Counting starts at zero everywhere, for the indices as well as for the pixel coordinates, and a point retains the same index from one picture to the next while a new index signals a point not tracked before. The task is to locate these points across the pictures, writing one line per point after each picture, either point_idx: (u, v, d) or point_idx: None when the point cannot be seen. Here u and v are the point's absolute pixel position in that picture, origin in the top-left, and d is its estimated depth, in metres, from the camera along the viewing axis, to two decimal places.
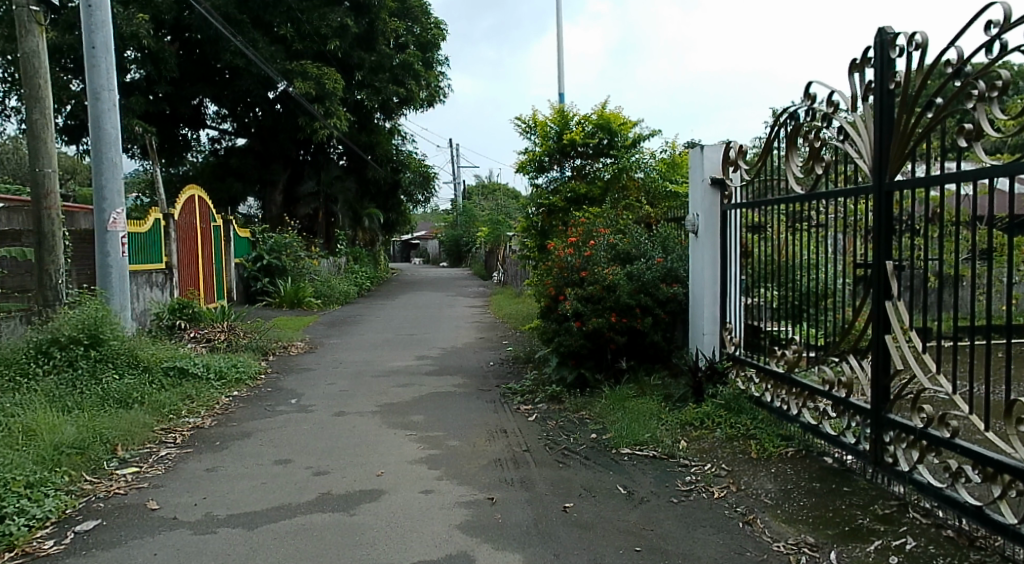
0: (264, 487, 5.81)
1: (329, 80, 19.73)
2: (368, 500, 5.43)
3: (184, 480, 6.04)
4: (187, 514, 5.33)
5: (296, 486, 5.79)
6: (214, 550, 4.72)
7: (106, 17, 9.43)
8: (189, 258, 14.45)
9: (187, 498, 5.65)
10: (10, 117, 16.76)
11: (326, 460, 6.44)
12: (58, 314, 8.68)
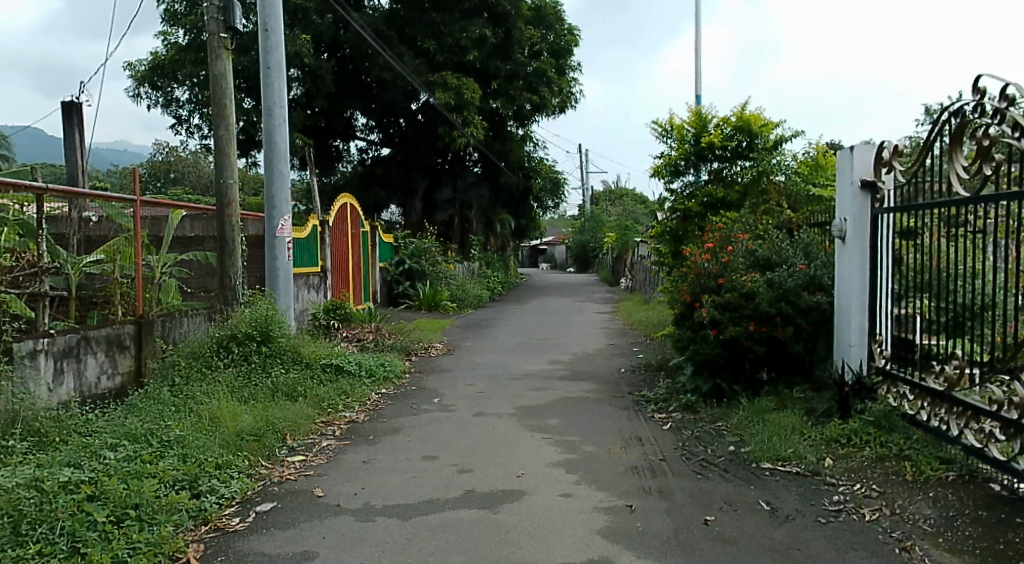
0: (416, 481, 6.22)
1: (468, 91, 20.44)
2: (511, 500, 5.72)
3: (344, 470, 6.54)
4: (349, 502, 5.80)
5: (443, 482, 6.16)
6: (374, 538, 5.11)
7: (280, 40, 10.22)
8: (340, 261, 15.38)
9: (348, 488, 6.12)
10: (194, 134, 18.40)
11: (469, 458, 6.80)
12: (236, 313, 9.53)
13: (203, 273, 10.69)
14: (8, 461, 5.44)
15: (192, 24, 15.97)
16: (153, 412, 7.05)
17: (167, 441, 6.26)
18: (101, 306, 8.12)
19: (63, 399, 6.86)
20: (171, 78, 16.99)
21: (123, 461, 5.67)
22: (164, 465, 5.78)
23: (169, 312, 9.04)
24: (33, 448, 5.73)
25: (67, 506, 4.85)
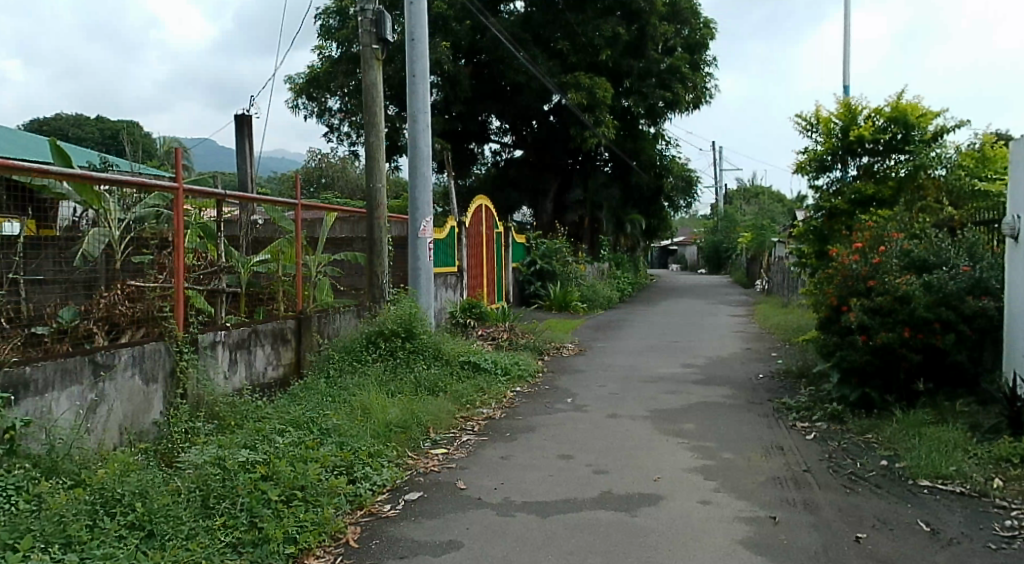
0: (552, 480, 5.77)
1: (600, 89, 20.36)
2: (649, 504, 5.26)
3: (483, 464, 6.19)
4: (491, 495, 5.40)
5: (579, 482, 5.70)
6: (514, 533, 4.69)
7: (426, 48, 10.50)
8: (475, 262, 15.80)
9: (487, 482, 5.73)
10: (344, 141, 19.41)
11: (605, 459, 6.33)
12: (383, 310, 9.85)
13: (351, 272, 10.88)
14: (189, 444, 5.37)
15: (345, 38, 16.93)
16: (313, 403, 7.18)
17: (324, 430, 6.06)
18: (266, 302, 8.39)
19: (236, 387, 7.23)
20: (324, 89, 18.04)
21: (291, 445, 5.50)
22: (323, 451, 5.55)
23: (324, 308, 9.43)
24: (213, 430, 5.71)
25: (244, 483, 4.58)
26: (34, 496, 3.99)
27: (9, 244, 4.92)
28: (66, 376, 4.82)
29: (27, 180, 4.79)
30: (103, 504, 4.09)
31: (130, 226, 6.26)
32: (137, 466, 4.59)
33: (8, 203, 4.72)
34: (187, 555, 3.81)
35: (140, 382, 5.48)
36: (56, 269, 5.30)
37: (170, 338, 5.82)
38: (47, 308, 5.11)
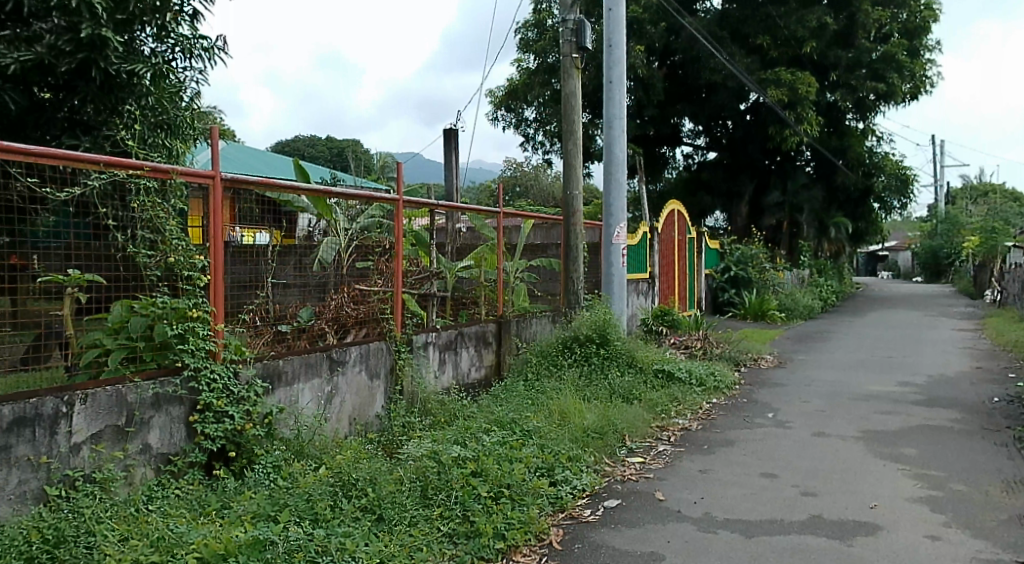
0: (756, 498, 5.52)
1: (802, 85, 19.39)
2: (865, 534, 4.91)
3: (682, 477, 5.95)
4: (691, 509, 5.23)
5: (785, 503, 5.43)
6: (718, 550, 4.55)
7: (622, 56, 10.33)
8: (668, 268, 15.63)
9: (687, 495, 5.55)
10: (538, 150, 19.93)
11: (814, 481, 5.99)
12: (578, 316, 9.62)
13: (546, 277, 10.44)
14: (408, 436, 5.76)
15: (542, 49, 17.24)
16: (514, 404, 7.11)
17: (526, 431, 6.03)
18: (470, 307, 8.54)
19: (445, 386, 7.61)
20: (521, 99, 18.58)
21: (496, 444, 5.58)
22: (526, 451, 5.58)
23: (520, 314, 9.33)
24: (427, 425, 6.08)
25: (456, 477, 4.82)
26: (289, 475, 4.59)
27: (260, 252, 5.31)
28: (308, 370, 5.40)
29: (276, 195, 5.40)
30: (342, 487, 4.53)
31: (353, 234, 6.41)
32: (367, 455, 5.03)
33: (258, 213, 5.23)
34: (410, 540, 4.11)
35: (366, 377, 5.98)
36: (297, 274, 5.71)
37: (390, 337, 6.33)
38: (289, 308, 5.57)
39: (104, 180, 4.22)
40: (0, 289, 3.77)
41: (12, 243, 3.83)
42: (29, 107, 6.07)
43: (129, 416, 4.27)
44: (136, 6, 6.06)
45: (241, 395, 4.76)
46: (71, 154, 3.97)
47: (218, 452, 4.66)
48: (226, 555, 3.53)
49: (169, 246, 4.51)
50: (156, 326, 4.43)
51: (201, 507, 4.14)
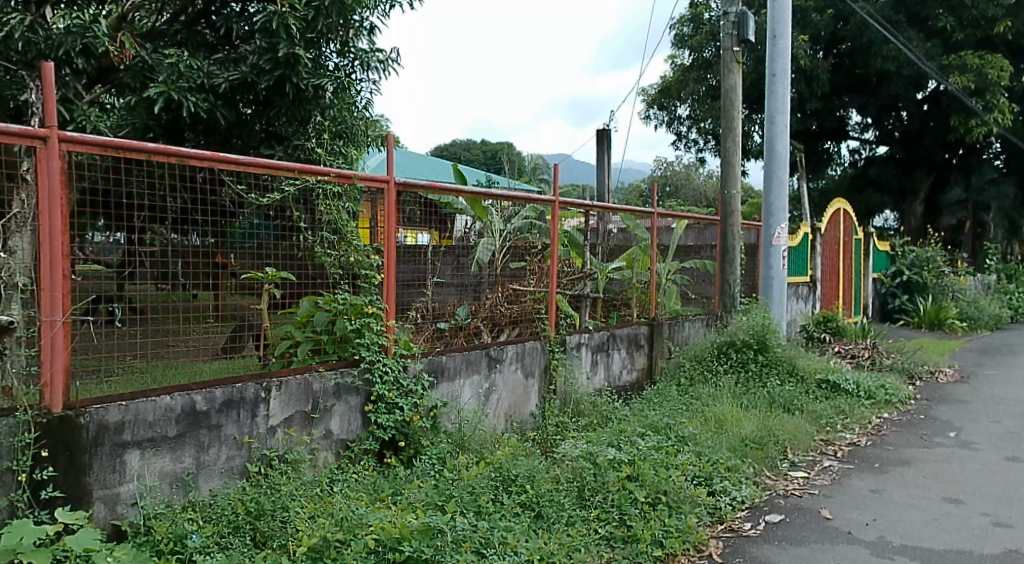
0: (939, 525, 5.11)
1: (992, 69, 17.92)
2: None
3: (852, 496, 5.65)
4: (863, 532, 4.94)
5: (974, 533, 4.99)
6: None
7: (788, 44, 9.28)
8: (831, 272, 14.92)
9: (858, 515, 5.25)
10: (691, 148, 19.53)
11: (1007, 510, 5.47)
12: (734, 320, 9.27)
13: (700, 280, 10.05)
14: (562, 436, 5.83)
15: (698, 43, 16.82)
16: (668, 410, 7.02)
17: (681, 437, 5.91)
18: (620, 308, 8.32)
19: (598, 387, 7.66)
20: (675, 96, 18.35)
21: (651, 449, 5.51)
22: (682, 458, 5.47)
23: (673, 317, 9.12)
24: (581, 426, 6.10)
25: (613, 480, 4.85)
26: (454, 467, 4.78)
27: (421, 252, 5.49)
28: (468, 366, 5.63)
29: (434, 198, 5.57)
30: (502, 481, 4.69)
31: (507, 234, 6.42)
32: (525, 453, 5.14)
33: (420, 216, 5.44)
34: (569, 540, 4.20)
35: (521, 376, 6.13)
36: (454, 274, 5.82)
37: (544, 337, 6.43)
38: (448, 306, 5.75)
39: (298, 186, 4.58)
40: (204, 285, 4.22)
41: (217, 243, 4.28)
42: (234, 122, 6.70)
43: (315, 403, 4.63)
44: (324, 24, 6.48)
45: (410, 388, 5.02)
46: (270, 162, 4.39)
47: (389, 442, 4.96)
48: (401, 539, 3.76)
49: (348, 245, 4.83)
50: (337, 321, 4.78)
51: (376, 491, 4.44)
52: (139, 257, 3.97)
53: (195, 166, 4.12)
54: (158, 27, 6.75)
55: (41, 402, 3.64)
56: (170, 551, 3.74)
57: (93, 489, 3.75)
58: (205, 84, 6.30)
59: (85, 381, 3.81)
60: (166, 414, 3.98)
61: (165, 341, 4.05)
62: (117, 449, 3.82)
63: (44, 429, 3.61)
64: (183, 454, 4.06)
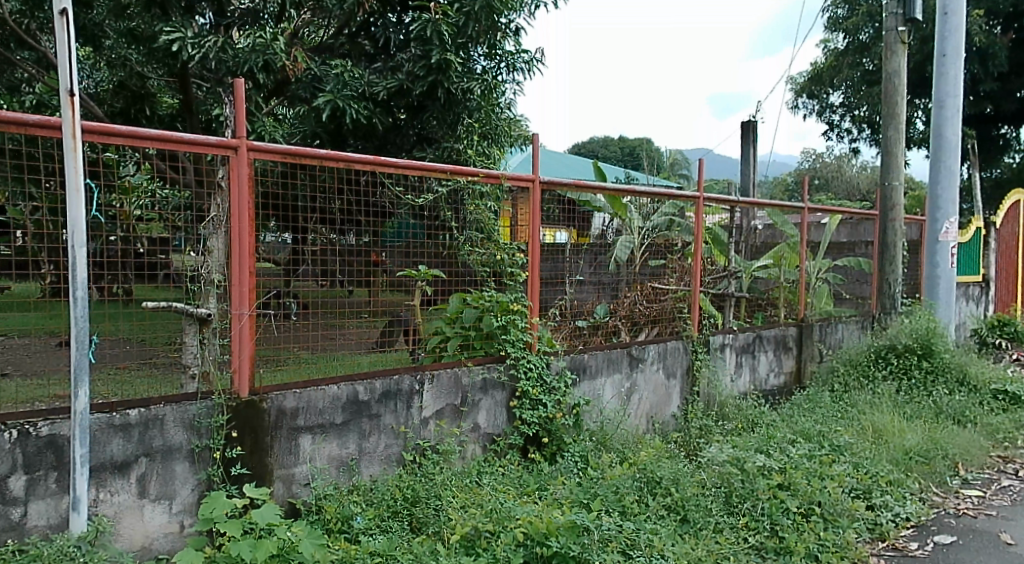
0: None
1: None
2: None
3: None
4: None
5: None
6: None
7: (962, 21, 8.36)
8: (1005, 270, 13.74)
9: None
10: (844, 138, 18.55)
11: None
12: (894, 323, 8.70)
13: (855, 278, 9.48)
14: (706, 440, 5.70)
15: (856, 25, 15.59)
16: (820, 416, 6.72)
17: (836, 445, 5.59)
18: (766, 308, 8.03)
19: (743, 390, 7.46)
20: (827, 84, 17.38)
21: (805, 457, 5.25)
22: (839, 468, 5.16)
23: (825, 318, 8.67)
24: (727, 431, 5.93)
25: (763, 488, 4.66)
26: (597, 465, 4.81)
27: (559, 250, 5.53)
28: (610, 365, 5.62)
29: (571, 194, 5.53)
30: (647, 483, 4.65)
31: (646, 232, 6.35)
32: (670, 457, 5.07)
33: (558, 214, 5.45)
34: (717, 547, 4.14)
35: (663, 376, 6.07)
36: (591, 272, 5.83)
37: (687, 337, 6.28)
38: (587, 303, 5.79)
39: (449, 187, 4.76)
40: (359, 281, 4.41)
41: (373, 242, 4.49)
42: (390, 128, 6.97)
43: (464, 397, 4.79)
44: (474, 29, 6.60)
45: (553, 385, 5.08)
46: (425, 164, 4.55)
47: (532, 438, 5.03)
48: (547, 534, 3.82)
49: (492, 244, 4.96)
50: (484, 317, 4.91)
51: (522, 486, 4.53)
52: (305, 255, 4.28)
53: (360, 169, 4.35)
54: (325, 41, 7.11)
55: (232, 387, 3.97)
56: (338, 530, 4.01)
57: (273, 469, 4.08)
58: (365, 93, 6.58)
59: (265, 369, 4.15)
60: (333, 402, 4.23)
61: (329, 333, 4.33)
62: (292, 433, 4.12)
63: (234, 411, 3.95)
64: (348, 440, 4.31)
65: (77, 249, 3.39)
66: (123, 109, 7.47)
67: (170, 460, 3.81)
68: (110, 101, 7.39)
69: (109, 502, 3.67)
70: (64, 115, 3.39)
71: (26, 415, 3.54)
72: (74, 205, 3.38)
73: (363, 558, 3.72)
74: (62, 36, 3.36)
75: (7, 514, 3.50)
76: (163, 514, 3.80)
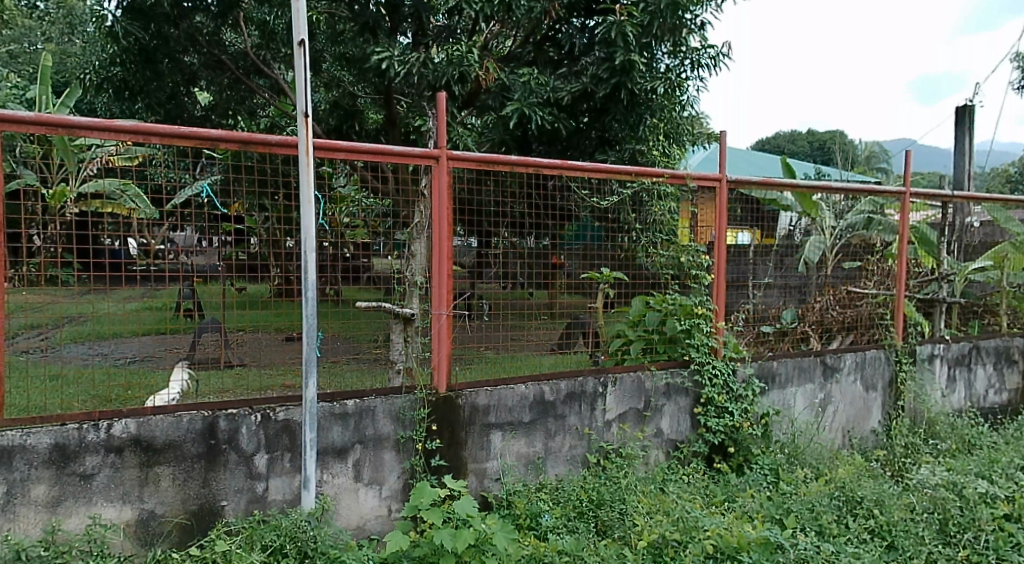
0: None
1: None
2: None
3: None
4: None
5: None
6: None
7: None
8: None
9: None
10: None
11: None
12: None
13: None
14: (914, 461, 5.25)
15: None
16: None
17: None
18: (982, 317, 7.30)
19: (957, 407, 6.81)
20: None
21: None
22: None
23: None
24: (939, 452, 5.43)
25: (987, 518, 4.25)
26: (790, 480, 4.60)
27: (741, 251, 5.28)
28: (802, 374, 5.34)
29: (760, 194, 5.30)
30: (847, 503, 4.38)
31: (840, 232, 5.99)
32: (874, 477, 4.74)
33: (742, 214, 5.21)
34: None
35: (862, 389, 5.68)
36: (778, 274, 5.53)
37: (890, 346, 5.84)
38: (772, 309, 5.48)
39: (633, 188, 4.71)
40: (540, 283, 4.50)
41: (553, 246, 4.55)
42: (573, 132, 7.03)
43: (647, 401, 4.72)
44: (660, 27, 6.48)
45: (739, 393, 4.91)
46: (610, 166, 4.53)
47: (717, 447, 4.87)
48: (739, 549, 3.79)
49: (677, 247, 4.88)
50: (667, 321, 4.84)
51: (709, 496, 4.41)
52: (490, 259, 4.34)
53: (547, 173, 4.42)
54: (513, 51, 7.26)
55: (432, 382, 4.15)
56: (528, 526, 4.07)
57: (468, 462, 4.21)
58: (550, 99, 6.65)
59: (460, 367, 4.31)
60: (521, 401, 4.32)
61: (514, 334, 4.41)
62: (485, 429, 4.24)
63: (433, 406, 4.12)
64: (535, 439, 4.38)
65: (309, 254, 3.59)
66: (336, 125, 8.04)
67: (380, 448, 4.04)
68: (326, 120, 8.02)
69: (331, 483, 3.94)
70: (301, 134, 3.61)
71: (268, 401, 3.88)
72: (308, 215, 3.57)
73: (551, 556, 3.75)
74: (300, 64, 3.56)
75: (254, 487, 3.85)
76: (374, 498, 4.04)
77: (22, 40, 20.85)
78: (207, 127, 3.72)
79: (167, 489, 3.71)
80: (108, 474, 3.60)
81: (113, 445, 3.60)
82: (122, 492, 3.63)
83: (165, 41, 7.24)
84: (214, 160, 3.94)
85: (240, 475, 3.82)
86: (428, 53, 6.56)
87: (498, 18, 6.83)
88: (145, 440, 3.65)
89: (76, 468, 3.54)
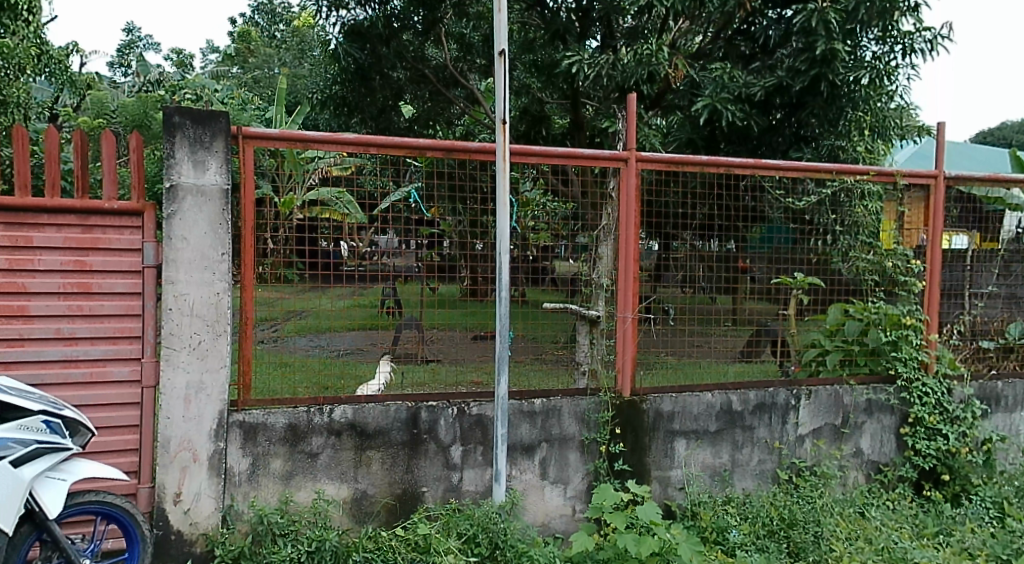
0: None
1: None
2: None
3: None
4: None
5: None
6: None
7: None
8: None
9: None
10: None
11: None
12: None
13: None
14: None
15: None
16: None
17: None
18: None
19: None
20: None
21: None
22: None
23: None
24: None
25: None
26: (1020, 517, 4.06)
27: (957, 257, 4.76)
28: None
29: (983, 193, 4.74)
30: None
31: None
32: None
33: (955, 214, 4.71)
34: None
35: None
36: (1003, 282, 4.88)
37: None
38: (995, 322, 4.88)
39: (834, 187, 4.38)
40: (721, 289, 4.36)
41: (738, 250, 4.38)
42: (765, 129, 6.67)
43: (845, 418, 4.37)
44: (866, 12, 5.99)
45: (957, 415, 4.42)
46: (809, 164, 4.21)
47: (929, 472, 4.43)
48: None
49: (878, 252, 4.51)
50: (869, 331, 4.46)
51: (919, 526, 4.01)
52: (670, 263, 4.21)
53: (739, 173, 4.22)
54: (702, 48, 7.07)
55: (615, 386, 4.10)
56: (714, 540, 3.89)
57: (651, 469, 4.12)
58: (742, 94, 6.35)
59: (643, 370, 4.23)
60: (708, 409, 4.17)
61: (698, 341, 4.27)
62: (669, 436, 4.13)
63: (617, 409, 4.07)
64: (722, 450, 4.21)
65: (501, 256, 3.67)
66: (525, 131, 8.06)
67: (565, 448, 4.05)
68: (516, 128, 8.09)
69: (519, 478, 4.00)
70: (498, 141, 3.70)
71: (462, 395, 4.07)
72: (502, 218, 3.67)
73: None
74: (500, 73, 3.66)
75: (450, 477, 4.05)
76: (559, 497, 4.06)
77: (262, 66, 23.06)
78: (414, 137, 4.02)
79: (377, 471, 3.96)
80: (329, 454, 3.89)
81: (334, 428, 3.88)
82: (340, 471, 3.91)
83: (378, 59, 7.78)
84: (418, 166, 4.20)
85: (437, 464, 4.03)
86: (616, 55, 6.52)
87: (688, 14, 6.68)
88: (360, 425, 3.92)
89: (304, 447, 3.86)
